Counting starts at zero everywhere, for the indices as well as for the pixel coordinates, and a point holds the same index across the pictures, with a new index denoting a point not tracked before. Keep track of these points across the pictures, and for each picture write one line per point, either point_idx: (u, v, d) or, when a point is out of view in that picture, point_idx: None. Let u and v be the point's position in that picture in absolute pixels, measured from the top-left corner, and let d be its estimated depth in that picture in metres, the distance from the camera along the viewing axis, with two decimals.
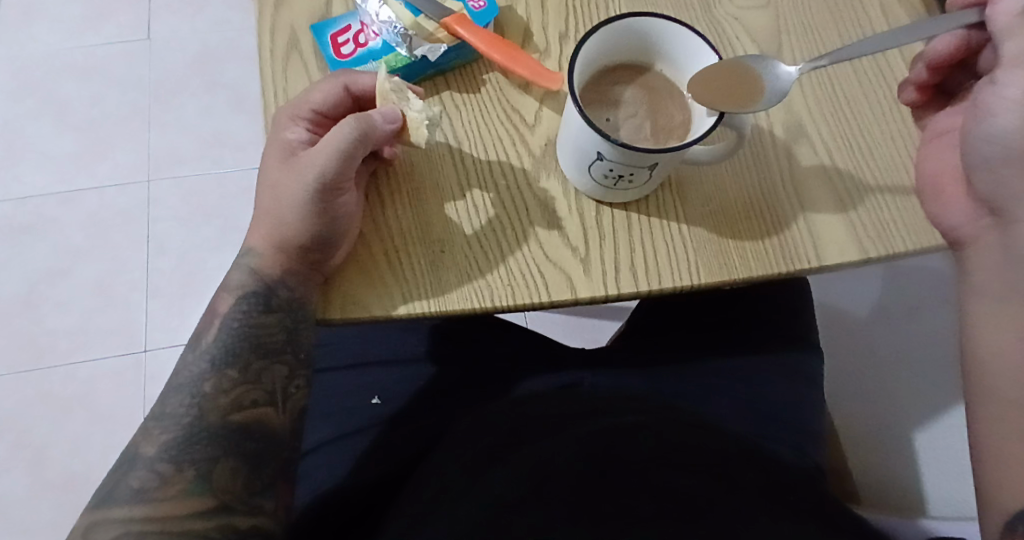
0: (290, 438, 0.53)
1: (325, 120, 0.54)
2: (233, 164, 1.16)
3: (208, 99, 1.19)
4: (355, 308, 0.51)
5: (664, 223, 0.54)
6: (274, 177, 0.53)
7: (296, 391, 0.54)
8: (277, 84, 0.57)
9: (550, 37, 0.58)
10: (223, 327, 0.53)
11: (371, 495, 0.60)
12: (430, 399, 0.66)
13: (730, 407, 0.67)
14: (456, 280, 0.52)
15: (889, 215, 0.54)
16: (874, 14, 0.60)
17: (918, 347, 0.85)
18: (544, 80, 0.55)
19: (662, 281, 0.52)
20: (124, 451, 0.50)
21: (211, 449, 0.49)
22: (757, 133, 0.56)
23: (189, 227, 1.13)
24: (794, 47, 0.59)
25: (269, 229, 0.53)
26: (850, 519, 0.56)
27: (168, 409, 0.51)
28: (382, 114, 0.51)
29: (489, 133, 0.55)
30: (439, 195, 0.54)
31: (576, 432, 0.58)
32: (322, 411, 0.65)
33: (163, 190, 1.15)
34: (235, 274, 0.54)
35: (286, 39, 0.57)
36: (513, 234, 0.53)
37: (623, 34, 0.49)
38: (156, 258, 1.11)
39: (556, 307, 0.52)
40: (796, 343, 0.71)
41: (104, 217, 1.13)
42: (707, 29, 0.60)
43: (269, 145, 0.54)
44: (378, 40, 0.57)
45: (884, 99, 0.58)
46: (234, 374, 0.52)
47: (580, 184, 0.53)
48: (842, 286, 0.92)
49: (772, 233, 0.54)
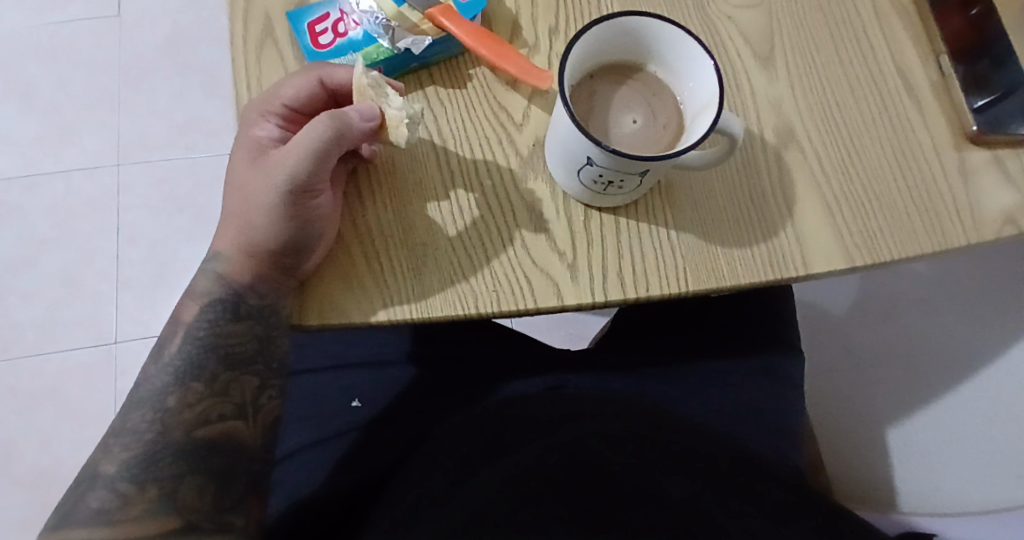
0: (261, 450, 0.52)
1: (298, 115, 0.52)
2: (207, 149, 1.12)
3: (180, 82, 1.14)
4: (333, 313, 0.49)
5: (654, 228, 0.53)
6: (242, 179, 0.50)
7: (268, 402, 0.52)
8: (251, 74, 0.54)
9: (539, 31, 0.56)
10: (188, 336, 0.51)
11: (350, 499, 0.59)
12: (411, 402, 0.65)
13: (712, 414, 0.67)
14: (439, 285, 0.50)
15: (876, 224, 0.54)
16: (868, 17, 0.59)
17: (894, 350, 0.82)
18: (532, 78, 0.53)
19: (650, 289, 0.52)
20: (83, 468, 0.49)
21: (176, 466, 0.48)
22: (749, 139, 0.55)
23: (162, 214, 1.09)
24: (787, 50, 0.58)
25: (238, 231, 0.51)
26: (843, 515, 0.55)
27: (129, 424, 0.49)
28: (359, 111, 0.49)
29: (474, 131, 0.54)
30: (422, 194, 0.52)
31: (557, 438, 0.57)
32: (297, 415, 0.63)
33: (134, 176, 1.10)
34: (201, 280, 0.52)
35: (260, 28, 0.55)
36: (498, 237, 0.51)
37: (617, 34, 0.48)
38: (127, 247, 1.07)
39: (542, 313, 0.51)
40: (782, 346, 0.70)
41: (72, 204, 1.09)
42: (699, 28, 0.58)
43: (237, 143, 0.52)
44: (359, 30, 0.54)
45: (874, 105, 0.57)
46: (200, 387, 0.50)
47: (569, 186, 0.51)
48: (825, 289, 0.92)
49: (761, 239, 0.53)
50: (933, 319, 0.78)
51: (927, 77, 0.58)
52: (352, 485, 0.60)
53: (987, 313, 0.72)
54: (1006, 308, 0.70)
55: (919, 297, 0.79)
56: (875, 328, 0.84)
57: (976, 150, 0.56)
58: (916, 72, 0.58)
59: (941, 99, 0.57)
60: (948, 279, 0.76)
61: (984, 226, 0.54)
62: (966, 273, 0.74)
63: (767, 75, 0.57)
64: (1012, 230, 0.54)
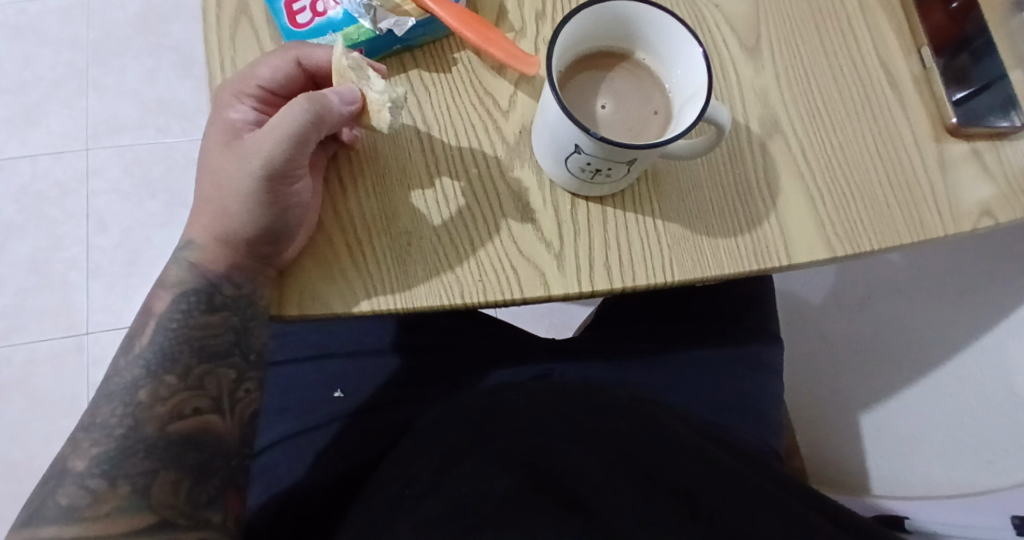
0: (239, 444, 0.51)
1: (274, 97, 0.50)
2: (180, 132, 1.09)
3: (150, 62, 1.11)
4: (314, 304, 0.48)
5: (641, 219, 0.52)
6: (215, 163, 0.49)
7: (245, 395, 0.51)
8: (225, 55, 0.53)
9: (526, 16, 0.55)
10: (160, 328, 0.50)
11: (331, 497, 0.58)
12: (393, 393, 0.64)
13: (694, 402, 0.67)
14: (424, 274, 0.49)
15: (857, 215, 0.54)
16: (852, 6, 0.59)
17: (867, 340, 0.84)
18: (519, 63, 0.52)
19: (637, 279, 0.51)
20: (50, 465, 0.47)
21: (149, 461, 0.47)
22: (735, 129, 0.55)
23: (133, 200, 1.06)
24: (773, 39, 0.58)
25: (212, 218, 0.49)
26: (825, 502, 0.55)
27: (99, 418, 0.48)
28: (339, 95, 0.47)
29: (459, 117, 0.52)
30: (405, 182, 0.51)
31: (543, 428, 0.56)
32: (278, 406, 0.64)
33: (103, 160, 1.07)
34: (173, 269, 0.51)
35: (235, 5, 0.53)
36: (483, 226, 0.51)
37: (609, 19, 0.47)
38: (97, 233, 1.04)
39: (528, 303, 0.50)
40: (764, 334, 0.71)
41: (38, 188, 1.05)
42: (686, 15, 0.58)
43: (210, 125, 0.50)
44: (338, 10, 0.52)
45: (857, 95, 0.57)
46: (174, 380, 0.49)
47: (556, 175, 0.51)
48: (801, 276, 0.94)
49: (746, 229, 0.53)
50: (904, 311, 0.79)
51: (909, 71, 0.58)
52: (333, 480, 0.59)
53: (952, 305, 0.73)
54: (977, 301, 0.70)
55: (890, 287, 0.80)
56: (850, 316, 0.86)
57: (956, 142, 0.56)
58: (899, 64, 0.58)
59: (922, 93, 0.57)
60: (919, 271, 0.77)
61: (961, 218, 0.54)
62: (938, 263, 0.74)
63: (755, 64, 0.57)
64: (988, 223, 0.55)
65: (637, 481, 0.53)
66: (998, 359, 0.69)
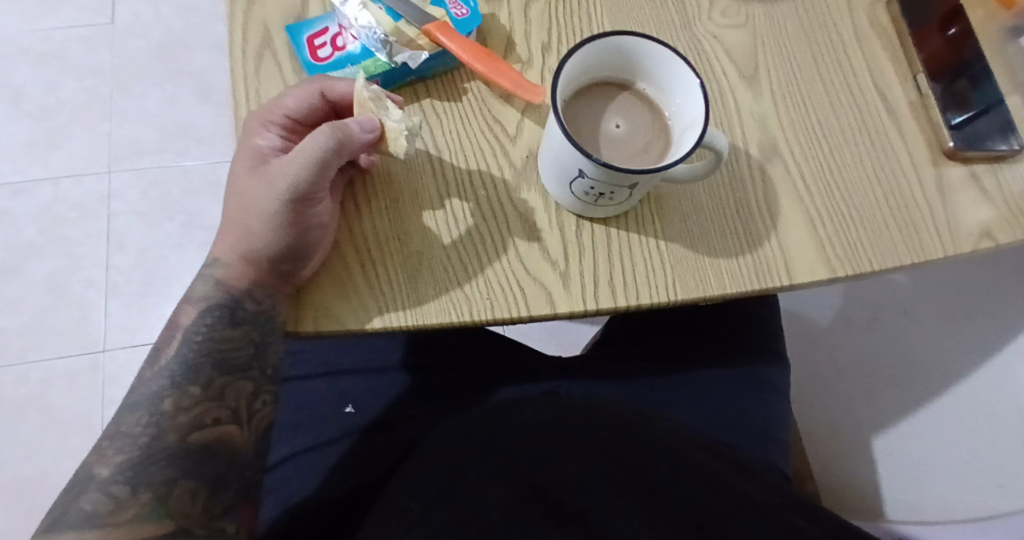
0: (254, 457, 0.53)
1: (298, 126, 0.53)
2: (199, 157, 1.13)
3: (172, 90, 1.15)
4: (329, 321, 0.51)
5: (644, 239, 0.54)
6: (243, 186, 0.52)
7: (262, 407, 0.53)
8: (249, 85, 0.56)
9: (532, 47, 0.58)
10: (184, 340, 0.52)
11: (343, 508, 0.60)
12: (402, 409, 0.66)
13: (698, 418, 0.68)
14: (434, 292, 0.52)
15: (856, 236, 0.56)
16: (850, 36, 0.61)
17: (875, 360, 0.85)
18: (526, 92, 0.55)
19: (640, 297, 0.53)
20: (75, 471, 0.50)
21: (170, 470, 0.49)
22: (735, 154, 0.57)
23: (150, 222, 1.10)
24: (771, 67, 0.60)
25: (237, 238, 0.52)
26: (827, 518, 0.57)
27: (124, 427, 0.50)
28: (360, 123, 0.50)
29: (470, 142, 0.55)
30: (417, 203, 0.53)
31: (548, 440, 0.58)
32: (291, 420, 0.66)
33: (124, 183, 1.11)
34: (198, 286, 0.54)
35: (258, 39, 0.56)
36: (491, 245, 0.53)
37: (612, 51, 0.49)
38: (116, 254, 1.08)
39: (535, 321, 0.52)
40: (767, 354, 0.72)
41: (60, 209, 1.10)
42: (687, 47, 0.60)
43: (238, 151, 0.53)
44: (357, 44, 0.55)
45: (855, 122, 0.59)
46: (196, 391, 0.51)
47: (561, 198, 0.53)
48: (811, 298, 0.96)
49: (747, 250, 0.55)
50: (912, 331, 0.80)
51: (906, 97, 0.60)
52: (345, 494, 0.61)
53: (959, 324, 0.75)
54: (984, 320, 0.72)
55: (899, 308, 0.82)
56: (858, 337, 0.87)
57: (954, 165, 0.58)
58: (896, 91, 0.60)
59: (919, 118, 0.59)
60: (927, 291, 0.79)
61: (962, 240, 0.56)
62: (947, 284, 0.76)
63: (753, 92, 0.59)
64: (987, 244, 0.56)
65: (638, 496, 0.54)
66: (1006, 381, 0.70)
